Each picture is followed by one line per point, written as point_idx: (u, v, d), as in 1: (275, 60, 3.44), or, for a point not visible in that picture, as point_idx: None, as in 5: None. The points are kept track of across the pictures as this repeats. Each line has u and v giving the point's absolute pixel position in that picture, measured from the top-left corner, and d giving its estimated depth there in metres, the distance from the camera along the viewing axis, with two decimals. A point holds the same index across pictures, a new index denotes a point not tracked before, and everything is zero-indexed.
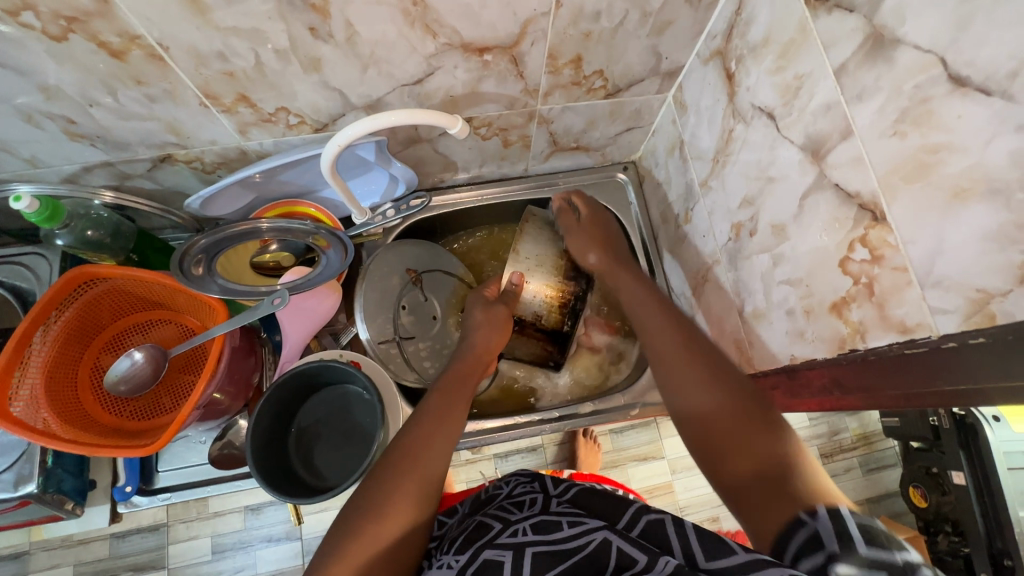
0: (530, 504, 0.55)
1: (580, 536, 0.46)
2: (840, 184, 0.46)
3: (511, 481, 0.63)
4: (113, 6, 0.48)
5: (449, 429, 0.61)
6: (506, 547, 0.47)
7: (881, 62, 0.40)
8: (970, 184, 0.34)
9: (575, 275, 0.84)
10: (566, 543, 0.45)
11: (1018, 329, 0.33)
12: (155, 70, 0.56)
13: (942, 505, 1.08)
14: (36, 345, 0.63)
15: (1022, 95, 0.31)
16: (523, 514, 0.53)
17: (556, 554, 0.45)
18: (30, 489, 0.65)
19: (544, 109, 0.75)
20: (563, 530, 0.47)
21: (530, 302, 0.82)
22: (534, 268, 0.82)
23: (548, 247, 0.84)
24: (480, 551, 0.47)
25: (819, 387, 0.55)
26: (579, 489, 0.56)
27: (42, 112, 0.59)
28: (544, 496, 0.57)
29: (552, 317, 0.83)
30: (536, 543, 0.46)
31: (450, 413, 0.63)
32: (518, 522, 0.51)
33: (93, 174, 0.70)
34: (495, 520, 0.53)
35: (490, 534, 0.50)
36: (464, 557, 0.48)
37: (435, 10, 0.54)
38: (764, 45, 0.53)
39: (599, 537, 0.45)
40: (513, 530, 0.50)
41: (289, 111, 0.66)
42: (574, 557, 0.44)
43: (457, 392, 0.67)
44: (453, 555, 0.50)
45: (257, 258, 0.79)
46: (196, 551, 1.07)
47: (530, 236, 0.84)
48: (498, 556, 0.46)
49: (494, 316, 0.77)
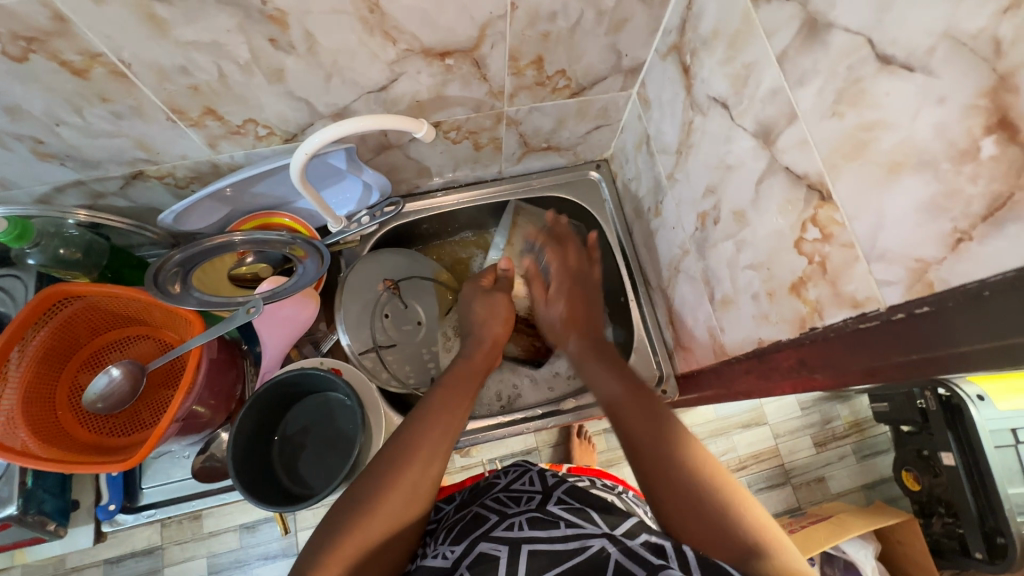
0: (527, 500, 0.57)
1: (578, 540, 0.47)
2: (791, 167, 0.47)
3: (506, 471, 0.66)
4: (71, 25, 0.48)
5: (458, 414, 0.62)
6: (502, 541, 0.49)
7: (817, 47, 0.41)
8: (902, 158, 0.35)
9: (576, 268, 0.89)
10: (563, 544, 0.47)
11: (955, 296, 0.34)
12: (119, 87, 0.57)
13: (935, 487, 1.11)
14: (12, 364, 0.64)
15: (941, 70, 0.32)
16: (520, 508, 0.56)
17: (552, 554, 0.46)
18: (10, 511, 0.65)
19: (511, 110, 0.76)
20: (560, 530, 0.49)
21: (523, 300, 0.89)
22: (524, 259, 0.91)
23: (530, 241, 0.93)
24: (476, 544, 0.50)
25: (788, 368, 0.56)
26: (571, 485, 0.58)
27: (10, 133, 0.59)
28: (539, 489, 0.59)
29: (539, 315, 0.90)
30: (533, 540, 0.49)
31: (459, 402, 0.64)
32: (514, 516, 0.54)
33: (65, 194, 0.71)
34: (492, 512, 0.56)
35: (486, 525, 0.53)
36: (459, 549, 0.50)
37: (392, 17, 0.55)
38: (714, 38, 0.55)
39: (597, 545, 0.46)
40: (509, 524, 0.52)
41: (257, 123, 0.67)
42: (572, 560, 0.45)
43: (463, 384, 0.67)
44: (448, 545, 0.52)
45: (234, 270, 0.79)
46: (192, 572, 1.06)
47: (519, 228, 0.94)
48: (493, 550, 0.48)
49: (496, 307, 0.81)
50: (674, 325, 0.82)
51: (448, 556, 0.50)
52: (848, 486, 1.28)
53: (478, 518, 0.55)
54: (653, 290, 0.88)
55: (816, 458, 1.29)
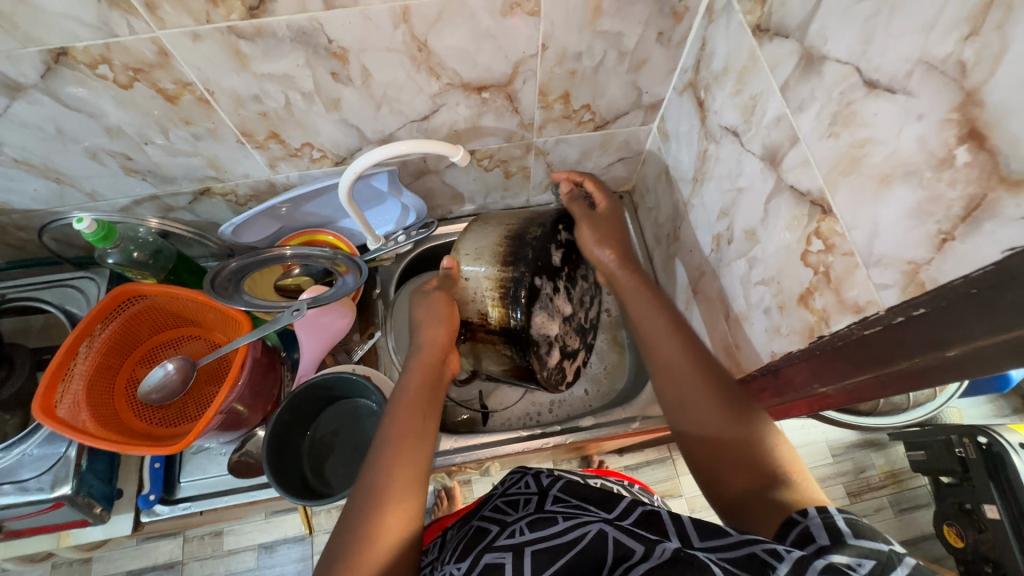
0: (524, 504, 0.58)
1: (576, 529, 0.48)
2: (795, 185, 0.51)
3: (503, 480, 0.67)
4: (171, 58, 0.58)
5: (418, 458, 0.58)
6: (504, 549, 0.49)
7: (814, 75, 0.46)
8: (891, 169, 0.39)
9: (516, 299, 0.71)
10: (561, 538, 0.48)
11: (945, 294, 0.37)
12: (202, 112, 0.66)
13: (979, 544, 1.04)
14: (82, 353, 0.71)
15: (918, 90, 0.36)
16: (518, 514, 0.56)
17: (552, 550, 0.47)
18: (65, 490, 0.70)
19: (540, 141, 0.83)
20: (558, 525, 0.50)
21: (472, 298, 0.74)
22: (472, 261, 0.75)
23: (488, 241, 0.75)
24: (481, 556, 0.49)
25: (800, 382, 0.57)
26: (567, 482, 0.59)
27: (106, 150, 0.69)
28: (536, 491, 0.60)
29: (496, 312, 0.73)
30: (535, 542, 0.48)
31: (410, 437, 0.59)
32: (514, 523, 0.54)
33: (142, 207, 0.80)
34: (492, 523, 0.55)
35: (489, 536, 0.52)
36: (465, 563, 0.49)
37: (437, 55, 0.63)
38: (725, 74, 0.61)
39: (594, 529, 0.48)
40: (510, 531, 0.52)
41: (313, 147, 0.75)
42: (574, 548, 0.46)
43: (408, 409, 0.63)
44: (454, 562, 0.51)
45: (281, 282, 0.87)
46: None
47: (473, 233, 0.77)
48: (498, 558, 0.47)
49: (432, 309, 0.72)
50: None
51: (456, 571, 0.49)
52: None
53: (479, 532, 0.55)
54: None
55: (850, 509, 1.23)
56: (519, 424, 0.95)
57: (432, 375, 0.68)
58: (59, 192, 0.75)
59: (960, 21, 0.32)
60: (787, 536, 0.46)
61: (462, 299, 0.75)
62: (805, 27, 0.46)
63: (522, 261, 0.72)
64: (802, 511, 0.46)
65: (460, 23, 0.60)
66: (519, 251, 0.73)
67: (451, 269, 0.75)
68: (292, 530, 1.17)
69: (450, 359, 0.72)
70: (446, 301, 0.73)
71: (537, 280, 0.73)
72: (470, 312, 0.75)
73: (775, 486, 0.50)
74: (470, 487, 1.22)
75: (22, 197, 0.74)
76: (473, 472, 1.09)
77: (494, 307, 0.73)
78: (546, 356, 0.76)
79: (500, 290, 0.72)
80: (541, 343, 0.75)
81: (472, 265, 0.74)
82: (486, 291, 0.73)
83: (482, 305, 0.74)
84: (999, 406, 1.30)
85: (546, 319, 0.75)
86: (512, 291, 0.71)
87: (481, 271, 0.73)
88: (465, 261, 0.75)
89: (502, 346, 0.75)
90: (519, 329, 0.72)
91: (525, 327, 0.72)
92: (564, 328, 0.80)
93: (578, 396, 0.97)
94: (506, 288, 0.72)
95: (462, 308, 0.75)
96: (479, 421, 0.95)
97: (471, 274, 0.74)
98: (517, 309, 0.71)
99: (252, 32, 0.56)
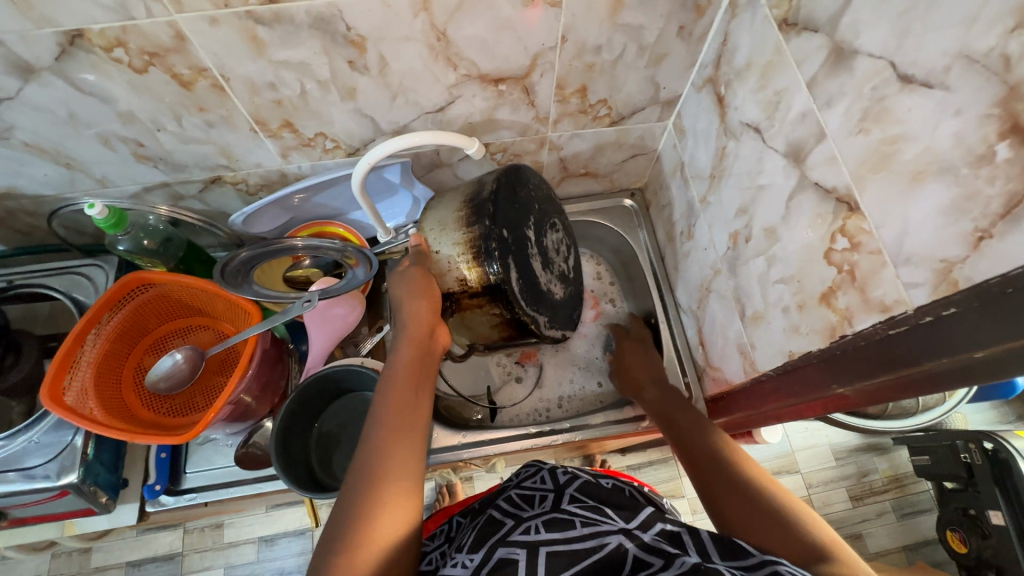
0: (541, 500, 0.57)
1: (594, 537, 0.47)
2: (820, 182, 0.50)
3: (518, 472, 0.66)
4: (188, 43, 0.57)
5: (412, 434, 0.58)
6: (519, 545, 0.48)
7: (843, 70, 0.45)
8: (924, 166, 0.39)
9: (488, 252, 0.69)
10: (580, 543, 0.47)
11: (979, 294, 0.36)
12: (216, 99, 0.65)
13: (983, 550, 1.04)
14: (89, 342, 0.70)
15: (956, 85, 0.35)
16: (535, 510, 0.55)
17: (570, 554, 0.46)
18: (71, 479, 0.69)
19: (554, 135, 0.82)
20: (576, 529, 0.49)
21: (447, 269, 0.72)
22: (436, 233, 0.73)
23: (447, 210, 0.74)
24: (494, 550, 0.48)
25: (818, 383, 0.57)
26: (585, 482, 0.59)
27: (119, 136, 0.68)
28: (552, 487, 0.60)
29: (474, 272, 0.71)
30: (550, 542, 0.47)
31: (408, 426, 0.59)
32: (530, 519, 0.53)
33: (152, 194, 0.79)
34: (507, 517, 0.55)
35: (503, 531, 0.52)
36: (478, 557, 0.49)
37: (455, 45, 0.62)
38: (748, 69, 0.60)
39: (614, 543, 0.46)
40: (525, 527, 0.51)
41: (327, 136, 0.74)
42: (591, 557, 0.45)
43: (403, 392, 0.62)
44: (466, 553, 0.51)
45: (290, 272, 0.86)
46: None
47: (433, 208, 0.76)
48: (511, 553, 0.47)
49: (413, 282, 0.71)
50: (704, 346, 0.84)
51: (468, 564, 0.49)
52: (888, 546, 1.21)
53: (493, 524, 0.54)
54: (683, 312, 0.90)
55: (853, 513, 1.23)
56: (528, 421, 0.94)
57: (421, 351, 0.68)
58: (69, 177, 0.74)
59: (1005, 14, 0.32)
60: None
61: (439, 273, 0.73)
62: (835, 21, 0.45)
63: (485, 217, 0.70)
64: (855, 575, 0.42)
65: (481, 14, 0.59)
66: (479, 209, 0.70)
67: (419, 246, 0.74)
68: (293, 524, 1.17)
69: (439, 330, 0.71)
70: (422, 273, 0.72)
71: (507, 233, 0.71)
72: (449, 283, 0.73)
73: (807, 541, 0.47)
74: (472, 483, 1.22)
75: (32, 181, 0.73)
76: (477, 469, 1.09)
77: (471, 265, 0.70)
78: (536, 309, 0.76)
79: (471, 249, 0.70)
80: (525, 294, 0.73)
81: (439, 239, 0.73)
82: (454, 251, 0.71)
83: (459, 266, 0.71)
84: (1004, 413, 1.30)
85: (525, 274, 0.74)
86: (483, 247, 0.69)
87: (450, 241, 0.72)
88: (431, 237, 0.74)
89: (489, 307, 0.73)
90: (500, 283, 0.69)
91: (510, 280, 0.70)
92: (548, 279, 0.80)
93: (588, 391, 0.97)
94: (476, 242, 0.70)
95: (440, 281, 0.73)
96: (488, 417, 0.94)
97: (440, 248, 0.73)
98: (491, 263, 0.69)
99: (271, 17, 0.55)
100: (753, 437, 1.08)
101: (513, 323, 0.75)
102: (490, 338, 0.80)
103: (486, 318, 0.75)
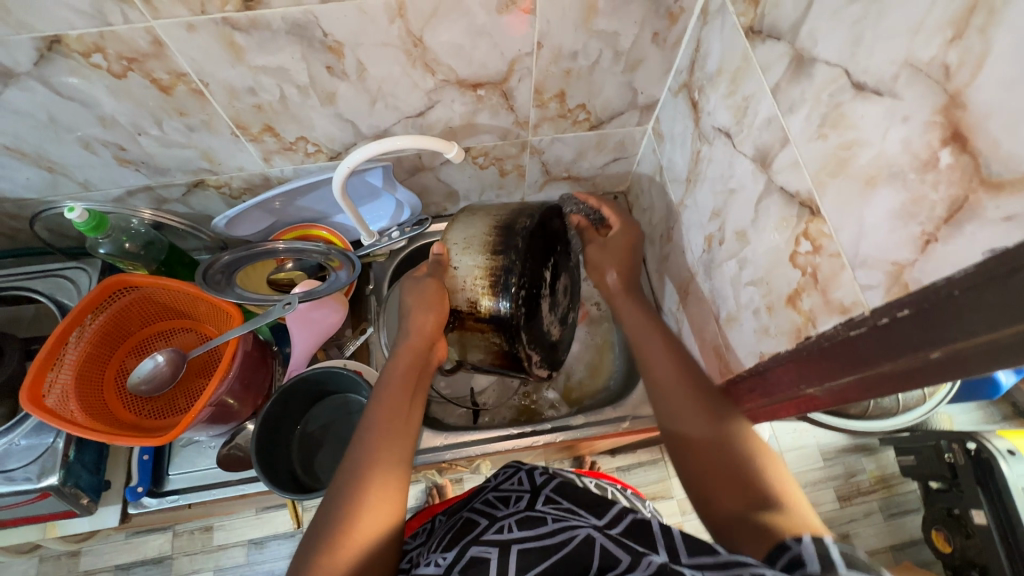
0: (516, 500, 0.58)
1: (564, 532, 0.48)
2: (784, 186, 0.51)
3: (497, 474, 0.67)
4: (166, 49, 0.58)
5: (404, 438, 0.60)
6: (492, 545, 0.49)
7: (803, 78, 0.46)
8: (877, 171, 0.40)
9: (506, 287, 0.68)
10: (551, 539, 0.47)
11: (927, 296, 0.37)
12: (196, 104, 0.66)
13: (966, 549, 1.05)
14: (71, 344, 0.71)
15: (903, 93, 0.37)
16: (510, 510, 0.56)
17: (542, 550, 0.47)
18: (51, 480, 0.70)
19: (535, 140, 0.83)
20: (547, 526, 0.50)
21: (461, 287, 0.71)
22: (461, 251, 0.71)
23: (477, 230, 0.72)
24: (467, 549, 0.49)
25: (788, 383, 0.57)
26: (560, 482, 0.59)
27: (99, 140, 0.69)
28: (529, 489, 0.60)
29: (485, 302, 0.70)
30: (522, 540, 0.48)
31: (398, 425, 0.60)
32: (504, 519, 0.54)
33: (135, 198, 0.80)
34: (482, 517, 0.56)
35: (477, 530, 0.53)
36: (450, 555, 0.49)
37: (432, 51, 0.63)
38: (719, 75, 0.61)
39: (582, 534, 0.47)
40: (500, 526, 0.52)
41: (308, 141, 0.75)
42: (561, 551, 0.46)
43: (396, 396, 0.63)
44: (441, 553, 0.51)
45: (274, 275, 0.87)
46: None
47: (461, 223, 0.74)
48: (484, 553, 0.47)
49: (424, 295, 0.71)
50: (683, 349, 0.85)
51: (441, 562, 0.49)
52: (875, 545, 1.21)
53: (470, 524, 0.55)
54: (665, 314, 0.91)
55: (840, 513, 1.24)
56: (511, 420, 0.95)
57: (418, 363, 0.69)
58: (51, 181, 0.74)
59: (945, 25, 0.33)
60: (778, 560, 0.44)
61: (451, 292, 0.71)
62: (796, 30, 0.46)
63: (512, 250, 0.69)
64: (795, 537, 0.44)
65: (456, 20, 0.60)
66: (508, 239, 0.70)
67: (441, 255, 0.73)
68: (282, 526, 1.17)
69: (438, 346, 0.72)
70: (438, 289, 0.71)
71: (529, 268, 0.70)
72: (459, 302, 0.71)
73: (770, 509, 0.48)
74: (461, 485, 1.23)
75: (14, 185, 0.74)
76: (464, 470, 1.09)
77: (483, 296, 0.69)
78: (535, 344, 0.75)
79: (490, 278, 0.69)
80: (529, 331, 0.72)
81: (461, 257, 0.71)
82: (474, 272, 0.70)
83: (474, 292, 0.70)
84: (989, 413, 1.31)
85: (533, 312, 0.73)
86: (503, 278, 0.68)
87: (470, 261, 0.70)
88: (453, 251, 0.72)
89: (491, 336, 0.71)
90: (512, 320, 0.69)
91: (519, 318, 0.69)
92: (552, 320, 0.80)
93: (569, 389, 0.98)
94: (496, 274, 0.69)
95: (451, 297, 0.72)
96: (471, 418, 0.95)
97: (460, 264, 0.71)
98: (505, 296, 0.68)
99: (248, 24, 0.56)
100: None
101: (506, 353, 0.74)
102: (474, 361, 0.79)
103: (482, 343, 0.74)
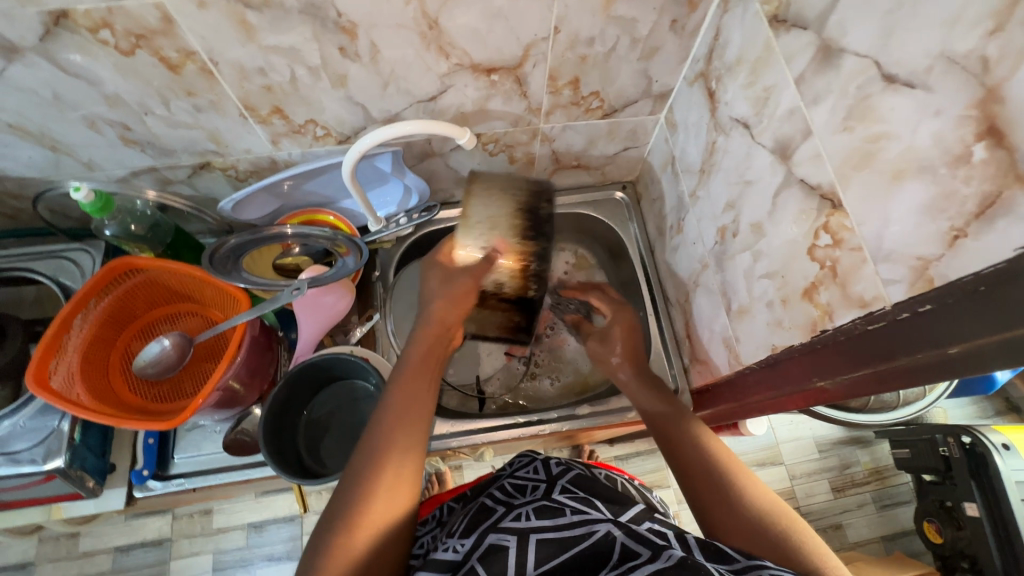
0: (533, 490, 0.58)
1: (582, 525, 0.48)
2: (805, 179, 0.51)
3: (512, 462, 0.67)
4: (175, 25, 0.56)
5: (420, 420, 0.58)
6: (510, 532, 0.49)
7: (830, 69, 0.46)
8: (905, 165, 0.39)
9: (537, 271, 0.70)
10: (568, 531, 0.48)
11: (953, 292, 0.37)
12: (204, 83, 0.64)
13: (957, 541, 1.05)
14: (76, 327, 0.70)
15: (937, 86, 0.36)
16: (526, 499, 0.56)
17: (559, 541, 0.47)
18: (57, 463, 0.69)
19: (546, 127, 0.82)
20: (566, 516, 0.50)
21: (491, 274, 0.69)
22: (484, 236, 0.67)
23: (500, 209, 0.67)
24: (485, 536, 0.49)
25: (800, 375, 0.58)
26: (578, 475, 0.59)
27: (105, 119, 0.67)
28: (545, 478, 0.60)
29: (514, 283, 0.71)
30: (541, 529, 0.48)
31: (416, 407, 0.59)
32: (521, 506, 0.54)
33: (140, 178, 0.79)
34: (499, 505, 0.56)
35: (494, 517, 0.53)
36: (469, 541, 0.49)
37: (448, 34, 0.62)
38: (738, 65, 0.60)
39: (602, 530, 0.47)
40: (517, 514, 0.52)
41: (317, 124, 0.74)
42: (580, 544, 0.46)
43: (411, 381, 0.62)
44: (458, 538, 0.51)
45: (280, 260, 0.86)
46: (197, 566, 1.12)
47: (480, 198, 0.67)
48: (502, 540, 0.47)
49: (452, 287, 0.70)
50: (690, 339, 0.84)
51: (459, 547, 0.49)
52: (867, 536, 1.23)
53: (485, 511, 0.55)
54: (671, 304, 0.91)
55: (834, 504, 1.25)
56: (515, 408, 0.96)
57: (437, 343, 0.68)
58: (54, 160, 0.73)
59: (985, 17, 0.32)
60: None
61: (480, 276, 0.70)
62: (823, 19, 0.46)
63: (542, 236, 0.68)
64: None
65: (472, 3, 0.58)
66: (538, 227, 0.68)
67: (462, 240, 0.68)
68: (283, 510, 1.18)
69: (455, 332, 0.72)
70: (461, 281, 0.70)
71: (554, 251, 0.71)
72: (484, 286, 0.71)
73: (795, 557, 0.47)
74: (461, 472, 1.23)
75: (16, 163, 0.72)
76: (466, 457, 1.10)
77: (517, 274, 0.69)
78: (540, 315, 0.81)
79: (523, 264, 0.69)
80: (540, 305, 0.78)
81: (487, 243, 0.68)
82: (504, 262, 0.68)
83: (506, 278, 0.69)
84: (983, 408, 1.33)
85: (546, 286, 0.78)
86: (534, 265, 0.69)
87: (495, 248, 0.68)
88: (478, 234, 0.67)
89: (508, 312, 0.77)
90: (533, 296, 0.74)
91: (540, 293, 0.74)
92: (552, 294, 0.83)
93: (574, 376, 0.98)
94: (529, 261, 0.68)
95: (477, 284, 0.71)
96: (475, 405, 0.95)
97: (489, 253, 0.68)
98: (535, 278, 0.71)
99: (260, 1, 0.54)
100: (739, 430, 1.10)
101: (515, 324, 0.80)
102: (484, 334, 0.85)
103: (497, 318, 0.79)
